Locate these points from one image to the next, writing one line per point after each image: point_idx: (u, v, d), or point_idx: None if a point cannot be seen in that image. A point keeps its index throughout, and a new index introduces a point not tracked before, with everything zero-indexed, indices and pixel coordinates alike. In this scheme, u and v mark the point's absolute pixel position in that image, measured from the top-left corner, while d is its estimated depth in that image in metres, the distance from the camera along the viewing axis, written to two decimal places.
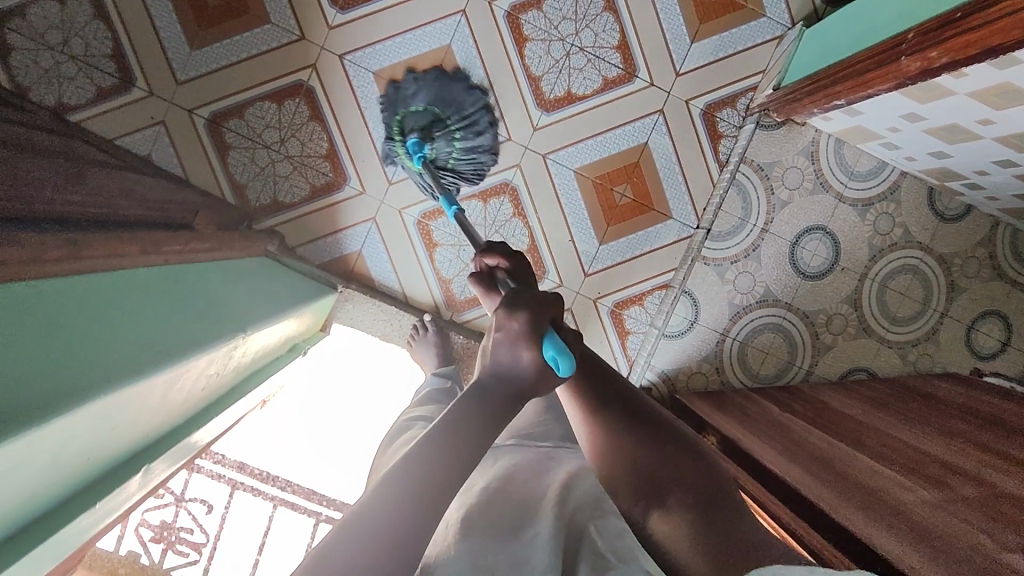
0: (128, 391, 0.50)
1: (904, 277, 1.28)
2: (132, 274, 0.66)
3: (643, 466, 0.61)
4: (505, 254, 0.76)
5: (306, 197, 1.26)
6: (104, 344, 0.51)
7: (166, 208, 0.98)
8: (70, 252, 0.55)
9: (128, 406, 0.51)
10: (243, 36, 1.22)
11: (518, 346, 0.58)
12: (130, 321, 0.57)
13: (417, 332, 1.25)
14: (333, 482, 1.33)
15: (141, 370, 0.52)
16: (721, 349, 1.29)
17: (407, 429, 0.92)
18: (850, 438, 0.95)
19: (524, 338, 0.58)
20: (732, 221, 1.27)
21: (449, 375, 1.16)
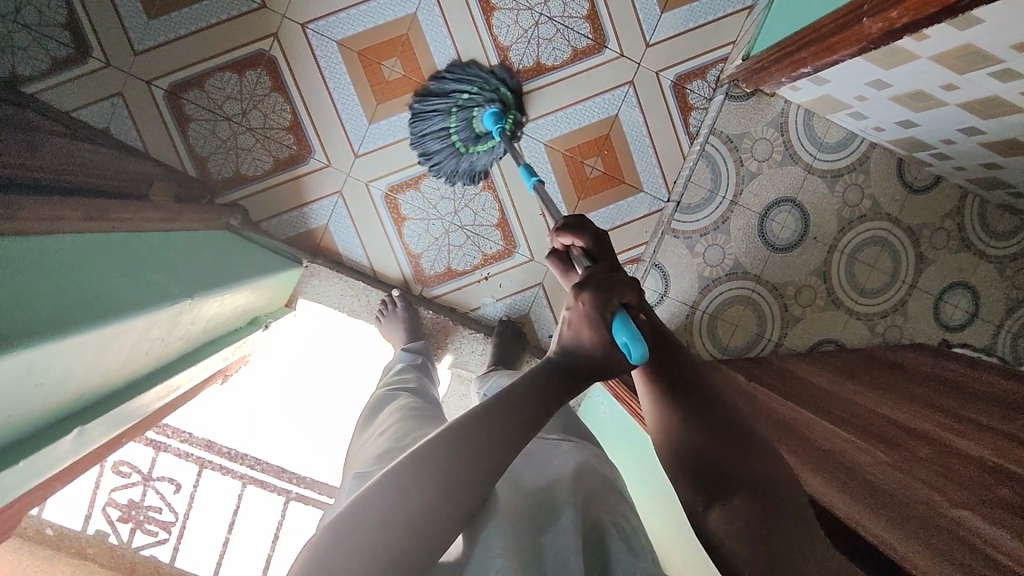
0: (52, 350, 0.48)
1: (872, 249, 1.29)
2: (86, 238, 0.64)
3: (700, 457, 0.62)
4: (578, 231, 0.76)
5: (270, 170, 1.24)
6: (38, 303, 0.48)
7: (121, 177, 0.95)
8: (27, 205, 0.53)
9: (55, 366, 0.49)
10: (201, 5, 1.19)
11: (583, 326, 0.59)
12: (71, 278, 0.55)
13: (386, 308, 1.24)
14: (304, 459, 1.34)
15: (70, 331, 0.50)
16: (691, 322, 1.29)
17: (388, 398, 0.93)
18: (815, 407, 0.95)
19: (590, 321, 0.58)
20: (701, 194, 1.27)
21: (419, 350, 1.15)
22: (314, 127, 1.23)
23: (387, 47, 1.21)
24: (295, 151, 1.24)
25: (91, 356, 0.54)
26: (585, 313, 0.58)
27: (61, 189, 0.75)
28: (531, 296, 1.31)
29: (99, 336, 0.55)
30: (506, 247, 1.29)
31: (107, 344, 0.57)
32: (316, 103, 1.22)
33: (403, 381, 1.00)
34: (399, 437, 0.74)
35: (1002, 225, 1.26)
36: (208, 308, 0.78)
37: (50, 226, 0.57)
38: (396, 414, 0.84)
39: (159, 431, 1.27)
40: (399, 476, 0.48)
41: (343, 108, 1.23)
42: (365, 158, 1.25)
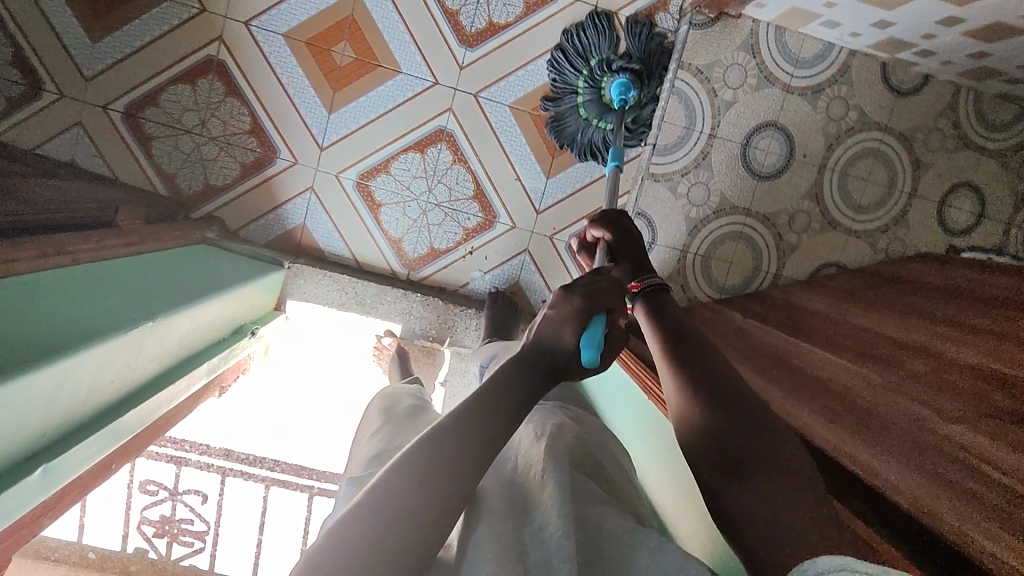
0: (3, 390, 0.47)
1: (865, 163, 1.23)
2: (51, 274, 0.65)
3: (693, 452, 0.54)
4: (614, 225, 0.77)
5: (238, 176, 1.23)
6: None
7: (84, 206, 0.95)
8: None
9: (10, 406, 0.49)
10: (142, 19, 1.17)
11: (564, 324, 0.57)
12: (27, 312, 0.55)
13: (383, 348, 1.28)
14: (323, 454, 1.36)
15: (23, 367, 0.50)
16: (684, 265, 1.26)
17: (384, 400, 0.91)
18: (815, 335, 0.93)
19: (571, 318, 0.57)
20: (677, 132, 1.21)
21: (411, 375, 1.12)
22: (275, 126, 1.21)
23: (334, 32, 1.18)
24: (260, 153, 1.22)
25: (54, 391, 0.54)
26: (569, 311, 0.57)
27: (18, 227, 0.74)
28: (518, 264, 1.29)
29: (61, 370, 0.55)
30: (486, 218, 1.26)
31: (66, 378, 0.55)
32: (273, 101, 1.20)
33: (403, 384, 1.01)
34: (391, 435, 0.73)
35: (999, 118, 1.22)
36: (181, 325, 0.78)
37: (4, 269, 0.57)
38: (388, 411, 0.83)
39: (178, 447, 1.30)
40: (415, 467, 0.45)
41: (301, 102, 1.21)
42: (331, 150, 1.23)
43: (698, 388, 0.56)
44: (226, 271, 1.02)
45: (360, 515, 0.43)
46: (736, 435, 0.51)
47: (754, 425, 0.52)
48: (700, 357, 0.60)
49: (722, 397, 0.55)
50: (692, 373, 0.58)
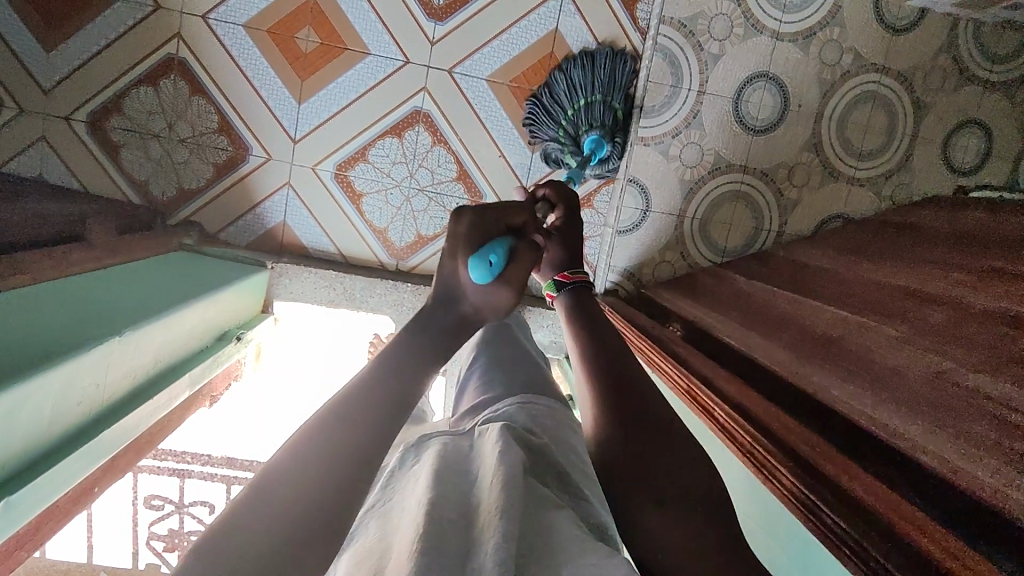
0: None
1: (864, 108, 1.17)
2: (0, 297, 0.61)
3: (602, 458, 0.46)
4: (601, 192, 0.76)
5: (212, 178, 1.19)
6: None
7: (49, 221, 0.91)
8: None
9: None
10: (95, 22, 1.11)
11: (458, 247, 0.54)
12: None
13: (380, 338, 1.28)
14: None
15: None
16: (682, 230, 1.20)
17: None
18: (822, 292, 0.88)
19: (462, 240, 0.54)
20: (664, 91, 1.15)
21: None
22: (245, 122, 1.16)
23: (297, 18, 1.13)
24: (232, 152, 1.18)
25: (11, 420, 0.51)
26: (459, 232, 0.54)
27: None
28: None
29: (16, 398, 0.51)
30: (472, 199, 1.22)
31: (22, 406, 0.52)
32: (240, 96, 1.15)
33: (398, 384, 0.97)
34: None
35: (1000, 49, 1.15)
36: (154, 337, 0.74)
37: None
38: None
39: (179, 459, 1.26)
40: (319, 438, 0.38)
41: (269, 94, 1.16)
42: (306, 142, 1.18)
43: (595, 366, 0.51)
44: (203, 276, 0.98)
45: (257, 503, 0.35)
46: (619, 414, 0.46)
47: (643, 404, 0.47)
48: (609, 338, 0.55)
49: (616, 377, 0.50)
50: (592, 353, 0.53)
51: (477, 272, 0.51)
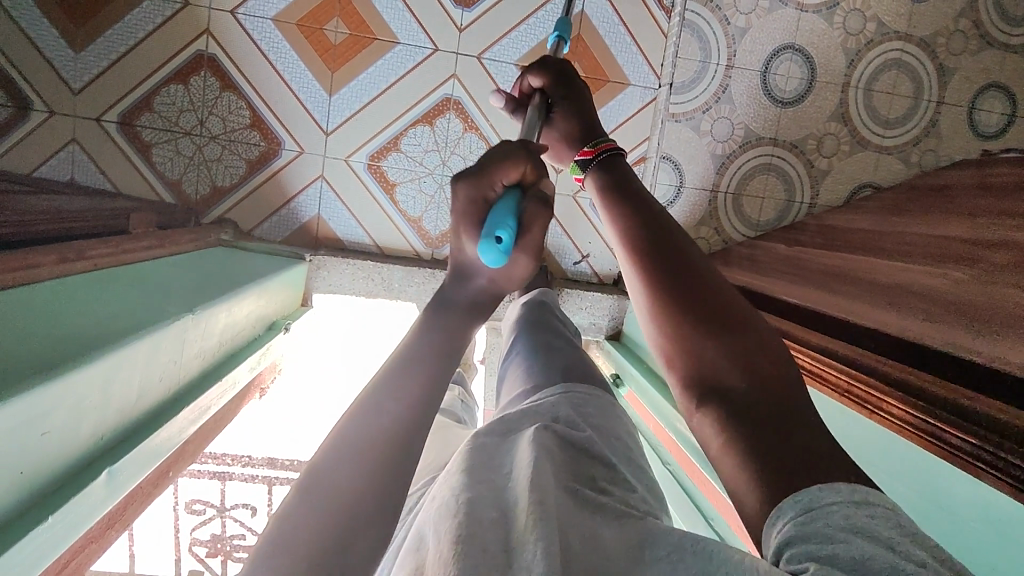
0: (60, 389, 0.44)
1: (889, 75, 1.18)
2: (60, 283, 0.60)
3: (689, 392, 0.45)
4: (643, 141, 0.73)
5: (245, 174, 1.19)
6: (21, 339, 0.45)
7: (94, 216, 0.90)
8: None
9: (63, 406, 0.44)
10: (124, 21, 1.12)
11: (461, 232, 0.50)
12: (56, 313, 0.51)
13: None
14: None
15: (78, 360, 0.46)
16: (715, 204, 1.21)
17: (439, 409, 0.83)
18: (870, 249, 0.89)
19: (464, 219, 0.49)
20: (693, 67, 1.17)
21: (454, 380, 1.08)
22: (276, 116, 1.17)
23: (325, 9, 1.14)
24: (264, 147, 1.18)
25: (107, 390, 0.50)
26: (457, 214, 0.49)
27: (29, 239, 0.70)
28: None
29: (112, 366, 0.50)
30: None
31: (116, 375, 0.51)
32: (271, 90, 1.16)
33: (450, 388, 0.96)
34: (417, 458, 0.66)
35: (1018, 11, 1.17)
36: (217, 320, 0.74)
37: (13, 283, 0.53)
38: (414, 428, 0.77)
39: (219, 461, 1.25)
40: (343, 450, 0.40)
41: (299, 87, 1.16)
42: (338, 134, 1.18)
43: (647, 266, 0.49)
44: (247, 267, 0.97)
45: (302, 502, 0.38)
46: (686, 328, 0.45)
47: (707, 308, 0.45)
48: (654, 226, 0.52)
49: (673, 278, 0.48)
50: (642, 250, 0.50)
51: (489, 256, 0.47)
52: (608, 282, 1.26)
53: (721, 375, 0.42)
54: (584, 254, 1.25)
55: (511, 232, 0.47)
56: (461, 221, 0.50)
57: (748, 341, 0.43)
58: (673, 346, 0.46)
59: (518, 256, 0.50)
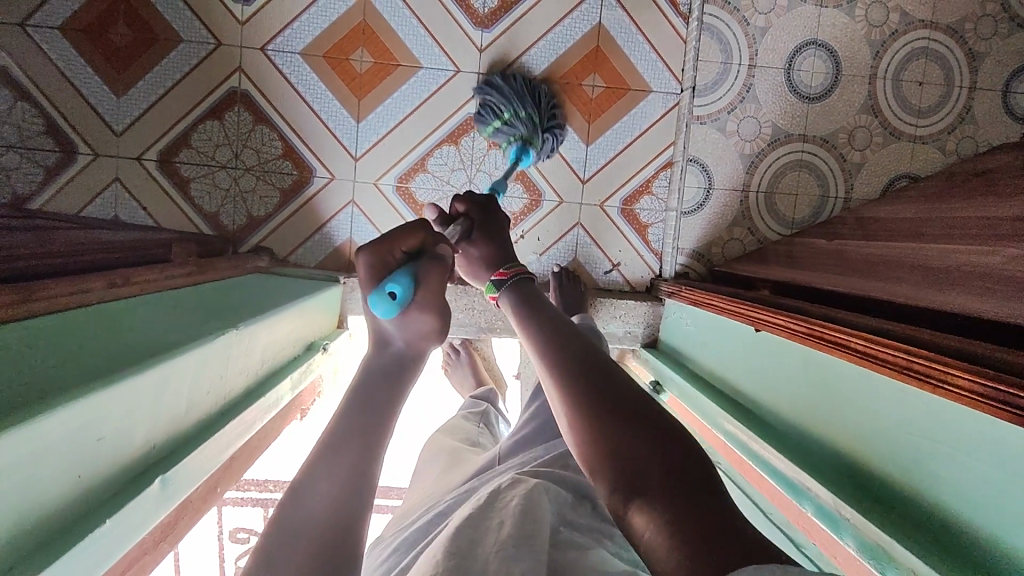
0: (111, 396, 0.44)
1: (918, 64, 1.16)
2: (106, 305, 0.62)
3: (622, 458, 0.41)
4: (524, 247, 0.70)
5: (280, 202, 1.21)
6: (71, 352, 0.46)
7: (139, 246, 0.93)
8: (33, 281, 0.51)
9: (116, 414, 0.45)
10: (161, 65, 1.18)
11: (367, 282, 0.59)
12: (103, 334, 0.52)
13: (451, 356, 1.22)
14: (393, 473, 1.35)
15: (131, 367, 0.48)
16: (748, 204, 1.20)
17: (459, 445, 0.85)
18: (914, 235, 0.86)
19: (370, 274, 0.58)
20: (715, 69, 1.17)
21: (486, 397, 1.10)
22: (308, 145, 1.20)
23: (350, 41, 1.18)
24: (297, 175, 1.21)
25: (156, 401, 0.51)
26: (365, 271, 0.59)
27: (76, 267, 0.72)
28: (573, 240, 1.23)
29: (162, 376, 0.51)
30: (532, 198, 1.22)
31: (166, 385, 0.52)
32: (301, 120, 1.20)
33: (473, 406, 1.06)
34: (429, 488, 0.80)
35: None
36: (260, 338, 0.75)
37: (61, 305, 0.55)
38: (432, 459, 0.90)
39: (263, 488, 1.25)
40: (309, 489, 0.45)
41: (328, 116, 1.20)
42: (367, 159, 1.21)
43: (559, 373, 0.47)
44: (284, 289, 0.99)
45: (284, 524, 0.43)
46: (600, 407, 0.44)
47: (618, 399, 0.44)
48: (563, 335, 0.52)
49: (589, 372, 0.46)
50: (550, 352, 0.50)
51: (380, 308, 0.56)
52: (642, 290, 1.25)
53: (628, 459, 0.40)
54: (614, 263, 1.24)
55: (403, 288, 0.56)
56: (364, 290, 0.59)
57: (659, 427, 0.42)
58: (585, 435, 0.43)
59: (416, 315, 0.57)
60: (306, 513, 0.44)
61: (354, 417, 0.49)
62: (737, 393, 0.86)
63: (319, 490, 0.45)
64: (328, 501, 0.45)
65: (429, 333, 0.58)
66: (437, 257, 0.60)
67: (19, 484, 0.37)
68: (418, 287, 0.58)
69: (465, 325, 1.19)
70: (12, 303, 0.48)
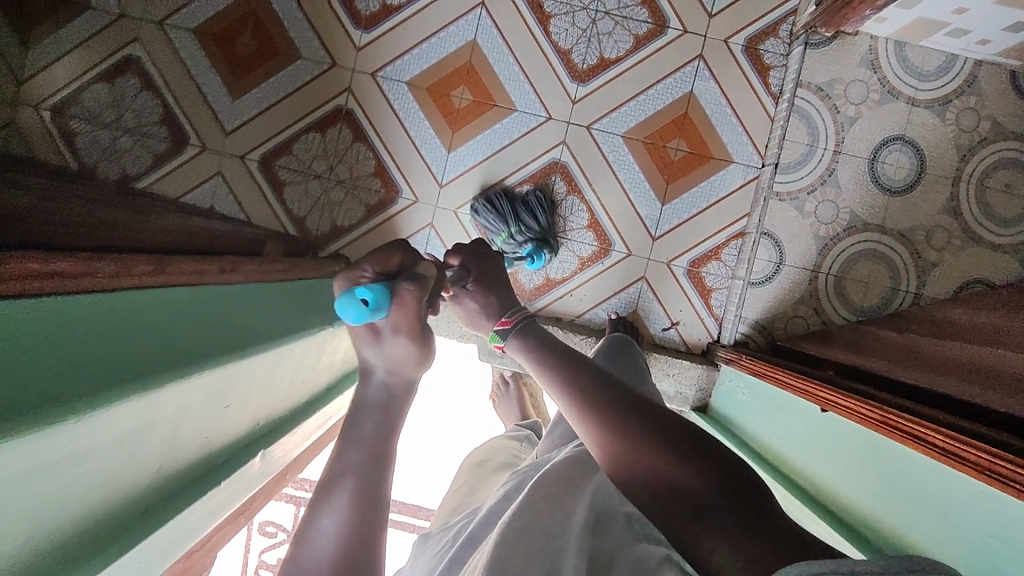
0: (230, 372, 0.49)
1: (1005, 173, 1.16)
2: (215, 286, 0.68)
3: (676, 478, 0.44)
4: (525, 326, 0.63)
5: (363, 217, 1.29)
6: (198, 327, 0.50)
7: (238, 237, 1.00)
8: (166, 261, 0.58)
9: (231, 389, 0.50)
10: (279, 75, 1.27)
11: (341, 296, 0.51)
12: (222, 313, 0.57)
13: (499, 387, 1.24)
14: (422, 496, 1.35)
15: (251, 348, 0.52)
16: (816, 286, 1.21)
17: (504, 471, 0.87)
18: (990, 339, 0.85)
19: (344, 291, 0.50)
20: (800, 150, 1.20)
21: (530, 427, 1.12)
22: (398, 168, 1.28)
23: (454, 78, 1.26)
24: (383, 194, 1.28)
25: (259, 382, 0.56)
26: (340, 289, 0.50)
27: (190, 248, 0.79)
28: (635, 292, 1.25)
29: (268, 359, 0.56)
30: (601, 247, 1.25)
31: (271, 368, 0.57)
32: (396, 144, 1.27)
33: (515, 432, 1.07)
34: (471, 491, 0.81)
35: None
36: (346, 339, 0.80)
37: (181, 283, 0.60)
38: (475, 466, 0.91)
39: (298, 486, 1.29)
40: (325, 523, 0.41)
41: (423, 143, 1.27)
42: (450, 187, 1.28)
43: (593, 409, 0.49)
44: None
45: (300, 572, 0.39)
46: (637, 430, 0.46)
47: (645, 409, 0.48)
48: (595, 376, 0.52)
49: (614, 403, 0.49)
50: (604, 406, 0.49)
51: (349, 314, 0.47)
52: (697, 352, 1.26)
53: None
54: (674, 321, 1.26)
55: (375, 295, 0.47)
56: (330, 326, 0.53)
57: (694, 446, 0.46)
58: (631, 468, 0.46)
59: (396, 339, 0.48)
60: (315, 553, 0.40)
61: (353, 439, 0.44)
62: (793, 472, 0.86)
63: (328, 532, 0.41)
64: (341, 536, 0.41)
65: (412, 360, 0.48)
66: (416, 277, 0.52)
67: (153, 438, 0.42)
68: (393, 303, 0.48)
69: None
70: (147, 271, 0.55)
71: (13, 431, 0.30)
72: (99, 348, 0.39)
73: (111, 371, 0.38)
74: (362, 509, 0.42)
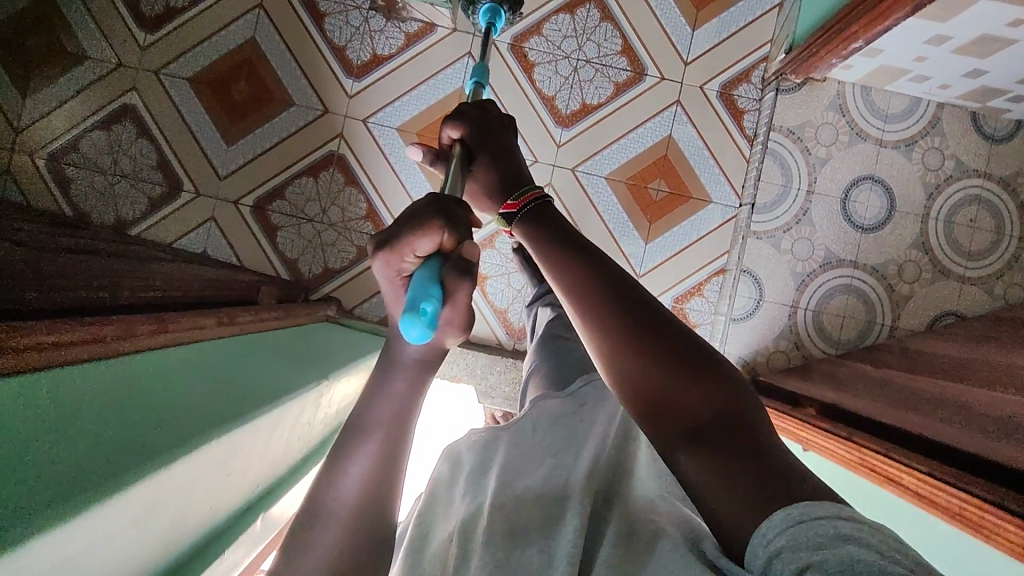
0: (230, 443, 0.52)
1: (969, 210, 1.22)
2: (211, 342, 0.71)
3: (681, 407, 0.43)
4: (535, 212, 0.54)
5: (354, 258, 1.31)
6: (191, 395, 0.54)
7: (235, 284, 1.03)
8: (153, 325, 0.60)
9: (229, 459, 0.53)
10: (272, 122, 1.31)
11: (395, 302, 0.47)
12: (220, 378, 0.60)
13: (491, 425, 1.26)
14: None
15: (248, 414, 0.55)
16: (796, 321, 1.24)
17: None
18: (959, 375, 0.89)
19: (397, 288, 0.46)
20: (775, 191, 1.25)
21: None
22: (389, 211, 1.31)
23: (442, 123, 1.30)
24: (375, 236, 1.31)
25: (274, 437, 0.62)
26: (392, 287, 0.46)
27: (186, 301, 0.80)
28: None
29: (267, 423, 0.59)
30: None
31: (269, 432, 0.60)
32: (387, 188, 1.31)
33: None
34: None
35: None
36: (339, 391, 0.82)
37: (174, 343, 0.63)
38: None
39: None
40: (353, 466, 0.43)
41: (414, 187, 1.31)
42: None
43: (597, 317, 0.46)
44: (350, 342, 1.07)
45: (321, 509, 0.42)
46: (643, 350, 0.44)
47: (663, 334, 0.45)
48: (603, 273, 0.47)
49: (622, 314, 0.45)
50: (611, 314, 0.46)
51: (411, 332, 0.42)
52: None
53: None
54: None
55: (431, 303, 0.42)
56: (395, 310, 0.47)
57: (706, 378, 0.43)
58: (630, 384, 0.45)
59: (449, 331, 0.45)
60: (341, 490, 0.42)
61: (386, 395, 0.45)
62: None
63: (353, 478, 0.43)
64: (363, 480, 0.43)
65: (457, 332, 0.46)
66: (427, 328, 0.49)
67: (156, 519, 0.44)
68: (447, 301, 0.44)
69: (509, 396, 1.25)
70: (144, 336, 0.58)
71: (63, 510, 0.35)
72: (110, 425, 0.44)
73: (136, 434, 0.44)
74: (388, 455, 0.44)
